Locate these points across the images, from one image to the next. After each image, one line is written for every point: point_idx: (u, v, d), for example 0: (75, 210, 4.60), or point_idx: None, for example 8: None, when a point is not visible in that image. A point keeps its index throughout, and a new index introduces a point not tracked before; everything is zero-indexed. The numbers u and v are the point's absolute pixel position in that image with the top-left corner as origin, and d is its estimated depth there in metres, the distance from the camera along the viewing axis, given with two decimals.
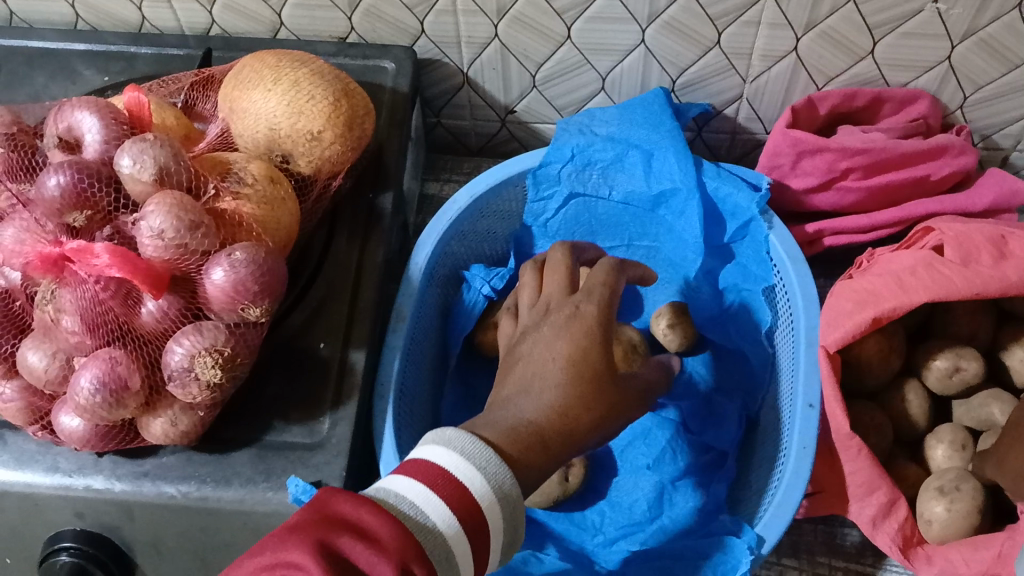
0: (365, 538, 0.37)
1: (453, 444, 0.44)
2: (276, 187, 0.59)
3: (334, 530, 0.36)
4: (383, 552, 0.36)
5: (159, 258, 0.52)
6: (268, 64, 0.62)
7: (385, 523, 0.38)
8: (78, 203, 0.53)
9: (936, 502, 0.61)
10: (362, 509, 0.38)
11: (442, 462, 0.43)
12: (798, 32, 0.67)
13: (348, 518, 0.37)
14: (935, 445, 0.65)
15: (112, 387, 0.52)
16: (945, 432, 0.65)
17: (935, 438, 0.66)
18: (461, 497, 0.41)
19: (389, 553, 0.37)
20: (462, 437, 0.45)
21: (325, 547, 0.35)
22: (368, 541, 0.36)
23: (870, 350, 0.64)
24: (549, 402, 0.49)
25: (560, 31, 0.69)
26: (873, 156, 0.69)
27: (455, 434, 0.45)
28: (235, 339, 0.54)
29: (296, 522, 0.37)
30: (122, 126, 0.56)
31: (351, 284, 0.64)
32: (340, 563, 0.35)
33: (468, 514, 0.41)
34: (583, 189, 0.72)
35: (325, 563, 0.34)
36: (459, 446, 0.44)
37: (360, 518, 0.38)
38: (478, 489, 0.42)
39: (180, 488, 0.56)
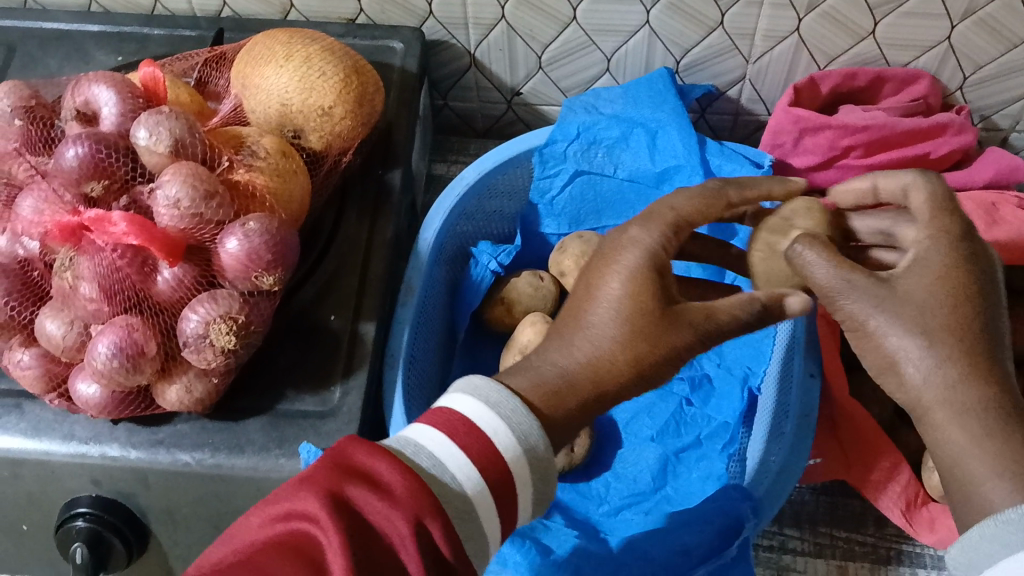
0: (382, 491, 0.35)
1: (479, 399, 0.41)
2: (287, 161, 0.60)
3: (348, 483, 0.35)
4: (398, 504, 0.35)
5: (175, 227, 0.54)
6: (279, 41, 0.63)
7: (403, 476, 0.36)
8: (96, 173, 0.54)
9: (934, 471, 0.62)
10: (376, 457, 0.36)
11: (468, 414, 0.40)
12: (799, 13, 0.68)
13: (362, 468, 0.36)
14: None
15: (129, 352, 0.53)
16: None
17: None
18: (483, 451, 0.39)
19: (402, 503, 0.35)
20: (496, 387, 0.41)
21: (338, 500, 0.34)
22: (383, 493, 0.35)
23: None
24: (597, 348, 0.44)
25: (566, 12, 0.70)
26: (874, 133, 0.71)
27: (484, 382, 0.42)
28: (248, 307, 0.55)
29: (310, 475, 0.36)
30: (138, 99, 0.58)
31: (360, 259, 0.65)
32: (353, 518, 0.33)
33: (493, 471, 0.39)
34: (589, 167, 0.73)
35: (334, 516, 0.33)
36: (489, 400, 0.41)
37: (375, 470, 0.36)
38: (505, 443, 0.40)
39: (194, 455, 0.57)
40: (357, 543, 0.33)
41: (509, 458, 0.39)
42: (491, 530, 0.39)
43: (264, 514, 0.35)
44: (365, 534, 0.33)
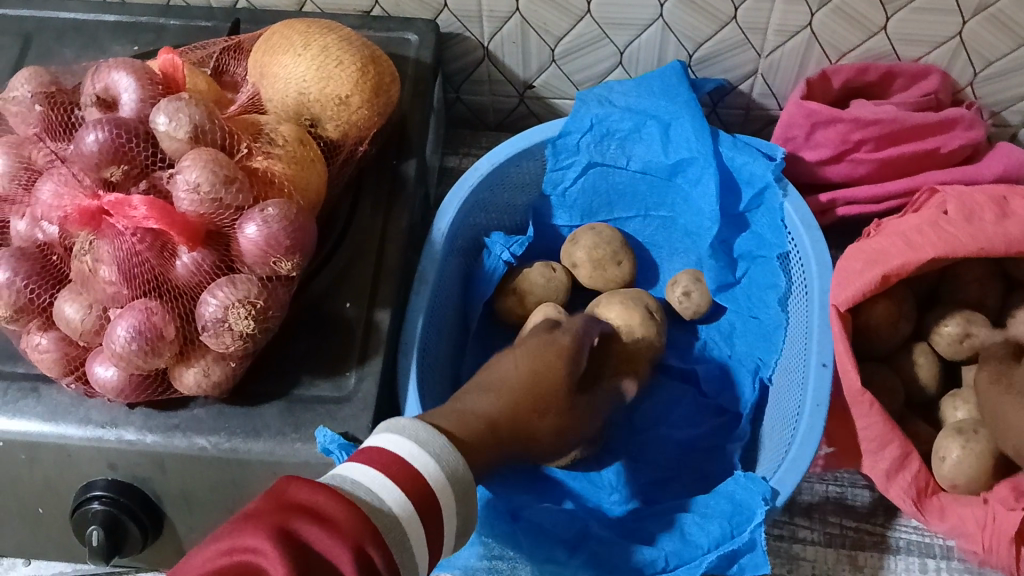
0: (324, 525, 0.36)
1: (407, 428, 0.46)
2: (306, 149, 0.60)
3: (293, 518, 0.35)
4: (339, 535, 0.36)
5: (195, 212, 0.54)
6: (298, 31, 0.63)
7: (345, 509, 0.37)
8: (116, 158, 0.55)
9: (944, 462, 0.63)
10: (316, 494, 0.37)
11: (398, 452, 0.44)
12: (812, 7, 0.68)
13: (302, 504, 0.37)
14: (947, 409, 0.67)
15: (147, 336, 0.53)
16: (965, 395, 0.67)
17: (955, 399, 0.67)
18: (413, 479, 0.42)
19: (345, 536, 0.36)
20: (419, 426, 0.46)
21: (285, 534, 0.34)
22: (327, 526, 0.36)
23: (880, 314, 0.66)
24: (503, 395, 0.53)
25: (580, 5, 0.71)
26: (886, 126, 0.71)
27: (406, 425, 0.46)
28: (267, 292, 0.56)
29: (251, 511, 0.36)
30: (157, 86, 0.58)
31: (376, 247, 0.65)
32: (304, 549, 0.34)
33: (420, 499, 0.42)
34: (601, 159, 0.74)
35: (286, 547, 0.34)
36: (411, 432, 0.45)
37: (316, 505, 0.37)
38: (430, 470, 0.44)
39: (211, 439, 0.57)
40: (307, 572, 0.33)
41: (435, 483, 0.43)
42: (421, 550, 0.41)
43: (204, 551, 0.34)
44: (315, 563, 0.34)
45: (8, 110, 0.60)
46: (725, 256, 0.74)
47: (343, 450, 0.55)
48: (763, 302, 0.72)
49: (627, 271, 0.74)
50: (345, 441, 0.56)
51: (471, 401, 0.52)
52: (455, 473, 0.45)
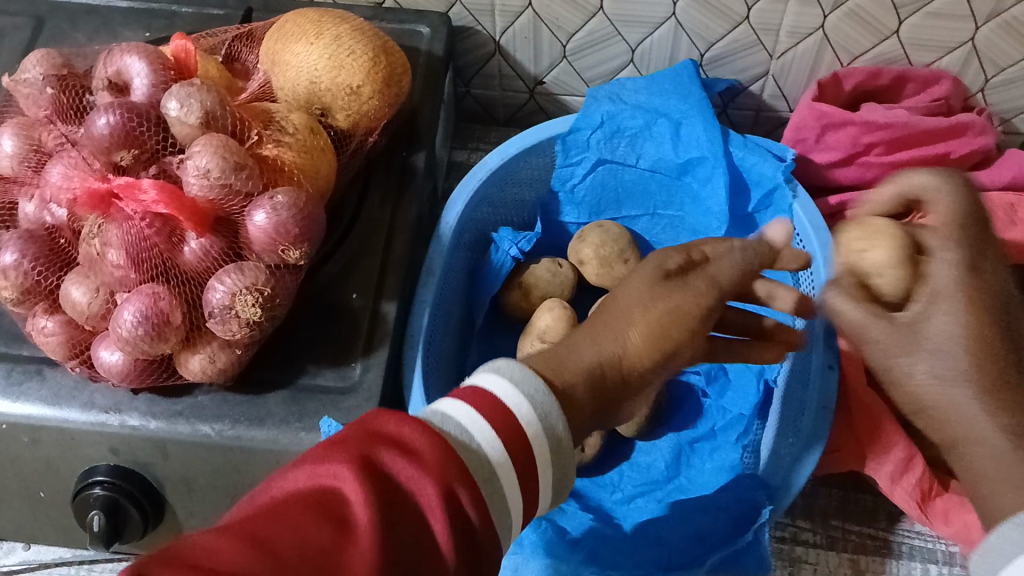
0: (407, 458, 0.35)
1: (505, 368, 0.43)
2: (316, 138, 0.60)
3: (373, 449, 0.35)
4: (424, 468, 0.35)
5: (204, 198, 0.54)
6: (311, 19, 0.63)
7: (427, 438, 0.37)
8: (126, 142, 0.55)
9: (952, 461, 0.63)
10: (404, 427, 0.37)
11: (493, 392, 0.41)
12: (825, 9, 0.68)
13: (390, 435, 0.36)
14: None
15: (153, 321, 0.53)
16: None
17: None
18: (505, 421, 0.40)
19: (432, 471, 0.35)
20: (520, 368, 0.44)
21: (365, 464, 0.34)
22: (411, 458, 0.35)
23: None
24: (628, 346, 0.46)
25: (593, 2, 0.71)
26: (897, 131, 0.71)
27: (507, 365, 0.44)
28: (275, 280, 0.56)
29: (337, 439, 0.36)
30: (169, 71, 0.58)
31: (383, 238, 0.65)
32: (383, 484, 0.34)
33: (515, 446, 0.39)
34: (611, 156, 0.74)
35: (366, 475, 0.33)
36: (517, 379, 0.42)
37: (404, 436, 0.36)
38: (528, 421, 0.41)
39: (215, 426, 0.57)
40: (385, 509, 0.33)
41: (531, 433, 0.40)
42: (513, 499, 0.39)
43: (287, 474, 0.34)
44: (393, 500, 0.34)
45: (18, 91, 0.59)
46: None
47: None
48: None
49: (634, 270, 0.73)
50: None
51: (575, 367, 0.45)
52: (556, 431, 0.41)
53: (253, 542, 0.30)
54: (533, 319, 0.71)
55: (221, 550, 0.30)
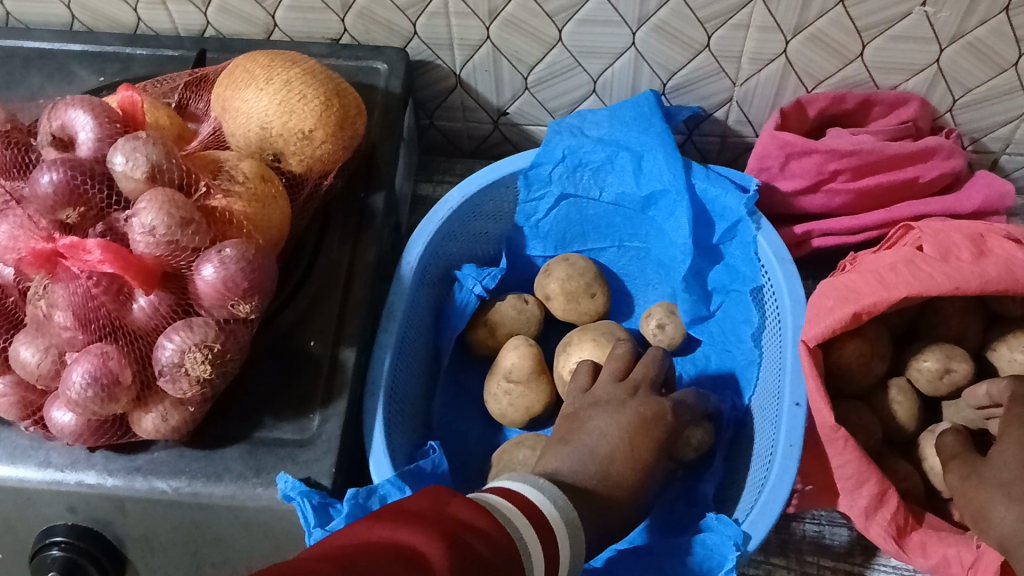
0: (479, 536, 0.39)
1: (535, 482, 0.49)
2: (267, 185, 0.59)
3: (456, 526, 0.39)
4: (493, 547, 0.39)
5: (151, 254, 0.53)
6: (260, 64, 0.62)
7: (492, 522, 0.41)
8: (72, 200, 0.53)
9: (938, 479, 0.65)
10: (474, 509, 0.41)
11: (527, 495, 0.47)
12: (787, 35, 0.67)
13: (459, 517, 0.40)
14: (928, 445, 0.67)
15: (103, 381, 0.52)
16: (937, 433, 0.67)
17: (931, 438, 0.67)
18: (538, 515, 0.45)
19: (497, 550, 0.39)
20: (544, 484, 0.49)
21: (452, 536, 0.38)
22: (483, 540, 0.39)
23: (851, 352, 0.65)
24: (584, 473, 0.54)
25: (552, 34, 0.70)
26: (862, 158, 0.70)
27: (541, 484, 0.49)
28: (225, 335, 0.55)
29: (415, 509, 0.39)
30: (116, 124, 0.57)
31: (342, 282, 0.64)
32: (462, 551, 0.37)
33: (541, 528, 0.44)
34: (574, 190, 0.73)
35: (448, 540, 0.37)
36: (541, 487, 0.48)
37: (472, 520, 0.40)
38: (551, 513, 0.46)
39: (171, 483, 0.56)
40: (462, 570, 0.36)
41: (555, 522, 0.46)
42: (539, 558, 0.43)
43: (371, 524, 0.38)
44: (469, 567, 0.37)
45: None
46: (699, 288, 0.73)
47: (305, 497, 0.54)
48: (735, 339, 0.71)
49: (599, 305, 0.72)
50: (307, 488, 0.54)
51: (576, 469, 0.54)
52: (572, 521, 0.47)
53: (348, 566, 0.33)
54: (500, 357, 0.69)
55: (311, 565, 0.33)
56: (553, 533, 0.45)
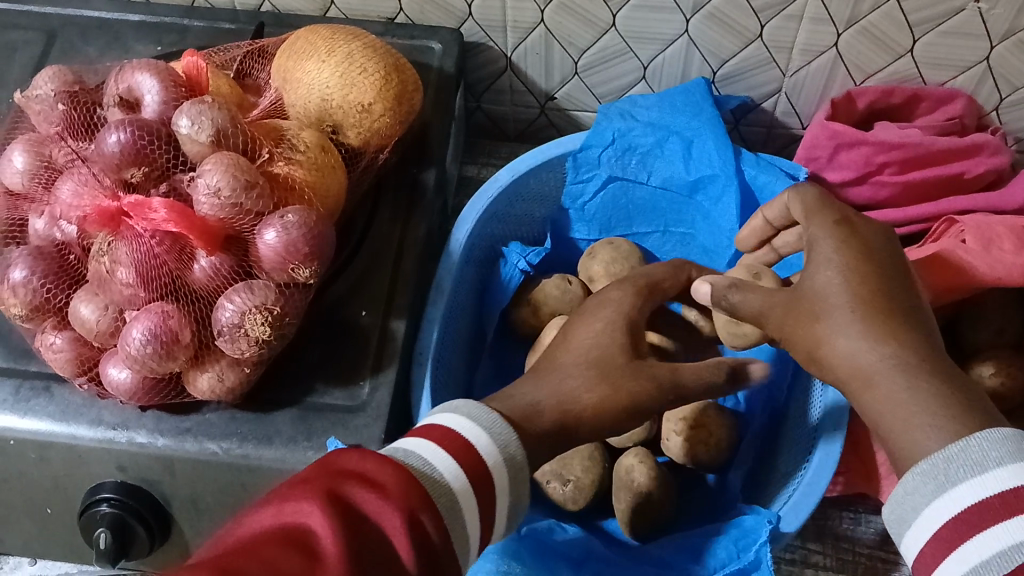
0: (368, 488, 0.37)
1: (461, 406, 0.47)
2: (327, 155, 0.60)
3: (339, 483, 0.37)
4: (388, 498, 0.37)
5: (214, 216, 0.54)
6: (322, 36, 0.63)
7: (391, 472, 0.39)
8: (136, 159, 0.54)
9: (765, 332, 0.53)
10: (366, 462, 0.39)
11: (455, 428, 0.45)
12: (839, 28, 0.68)
13: (354, 471, 0.38)
14: None
15: (163, 339, 0.53)
16: None
17: None
18: (469, 457, 0.43)
19: (395, 500, 0.37)
20: (475, 406, 0.47)
21: (332, 496, 0.36)
22: (371, 488, 0.37)
23: None
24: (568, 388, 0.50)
25: (605, 19, 0.71)
26: (910, 150, 0.71)
27: (468, 407, 0.47)
28: (284, 298, 0.55)
29: (302, 476, 0.38)
30: (180, 88, 0.58)
31: (393, 255, 0.65)
32: (352, 516, 0.35)
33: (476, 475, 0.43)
34: (621, 173, 0.74)
35: (332, 507, 0.35)
36: (469, 412, 0.46)
37: (367, 471, 0.38)
38: (490, 455, 0.44)
39: (222, 445, 0.56)
40: (354, 541, 0.34)
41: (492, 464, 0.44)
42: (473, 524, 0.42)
43: (253, 516, 0.35)
44: (361, 532, 0.35)
45: (30, 108, 0.60)
46: None
47: None
48: None
49: None
50: None
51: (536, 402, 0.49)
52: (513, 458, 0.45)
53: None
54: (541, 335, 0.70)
55: None
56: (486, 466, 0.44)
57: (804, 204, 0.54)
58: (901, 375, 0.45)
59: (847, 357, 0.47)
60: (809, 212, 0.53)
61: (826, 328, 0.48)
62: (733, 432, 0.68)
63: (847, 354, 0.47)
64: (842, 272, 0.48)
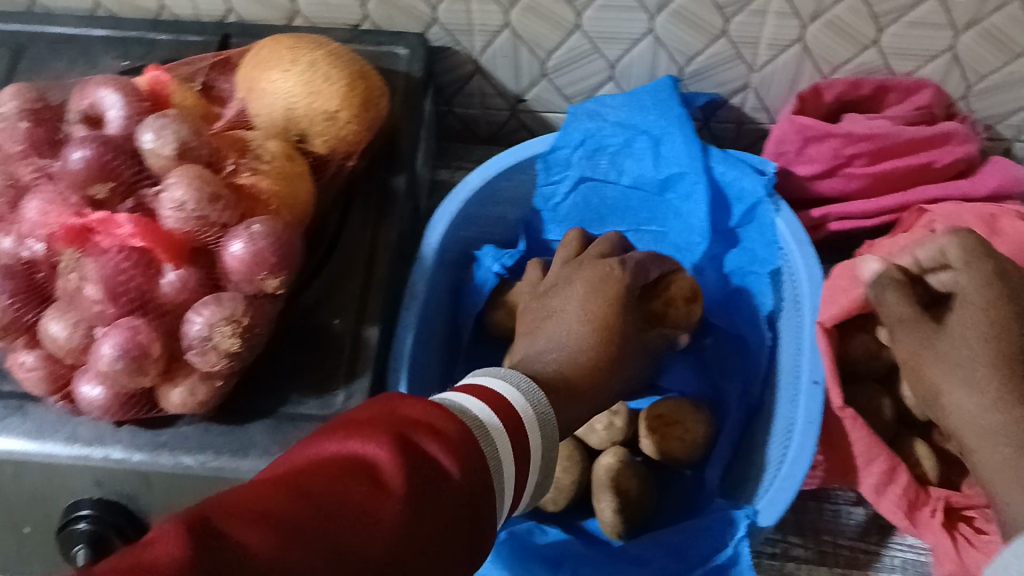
0: (431, 436, 0.39)
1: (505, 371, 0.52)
2: (292, 164, 0.60)
3: (409, 429, 0.39)
4: (449, 448, 0.39)
5: (179, 229, 0.54)
6: (286, 45, 0.63)
7: (450, 423, 0.41)
8: (102, 174, 0.54)
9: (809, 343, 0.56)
10: (424, 412, 0.41)
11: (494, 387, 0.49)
12: (803, 22, 0.68)
13: (415, 419, 0.40)
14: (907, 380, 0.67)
15: (133, 354, 0.52)
16: None
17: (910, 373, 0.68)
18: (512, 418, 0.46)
19: (455, 450, 0.40)
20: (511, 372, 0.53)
21: (398, 438, 0.38)
22: (434, 438, 0.39)
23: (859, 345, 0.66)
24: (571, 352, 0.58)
25: (571, 20, 0.71)
26: (880, 142, 0.71)
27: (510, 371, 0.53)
28: (253, 309, 0.55)
29: (365, 417, 0.40)
30: (144, 103, 0.58)
31: (365, 262, 0.65)
32: (416, 457, 0.38)
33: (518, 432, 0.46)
34: (592, 173, 0.74)
35: (397, 448, 0.37)
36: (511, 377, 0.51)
37: (427, 420, 0.40)
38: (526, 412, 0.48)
39: (198, 458, 0.56)
40: (417, 481, 0.37)
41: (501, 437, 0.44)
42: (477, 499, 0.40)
43: (319, 446, 0.37)
44: (425, 473, 0.37)
45: None
46: (716, 270, 0.76)
47: None
48: (750, 323, 0.73)
49: None
50: None
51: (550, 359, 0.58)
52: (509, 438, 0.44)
53: (302, 496, 0.33)
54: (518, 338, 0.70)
55: (269, 498, 0.33)
56: (525, 431, 0.47)
57: (961, 248, 0.56)
58: (1004, 407, 0.52)
59: (963, 407, 0.54)
60: (967, 261, 0.56)
61: (947, 383, 0.55)
62: (709, 429, 0.68)
63: (960, 407, 0.54)
64: (994, 327, 0.53)
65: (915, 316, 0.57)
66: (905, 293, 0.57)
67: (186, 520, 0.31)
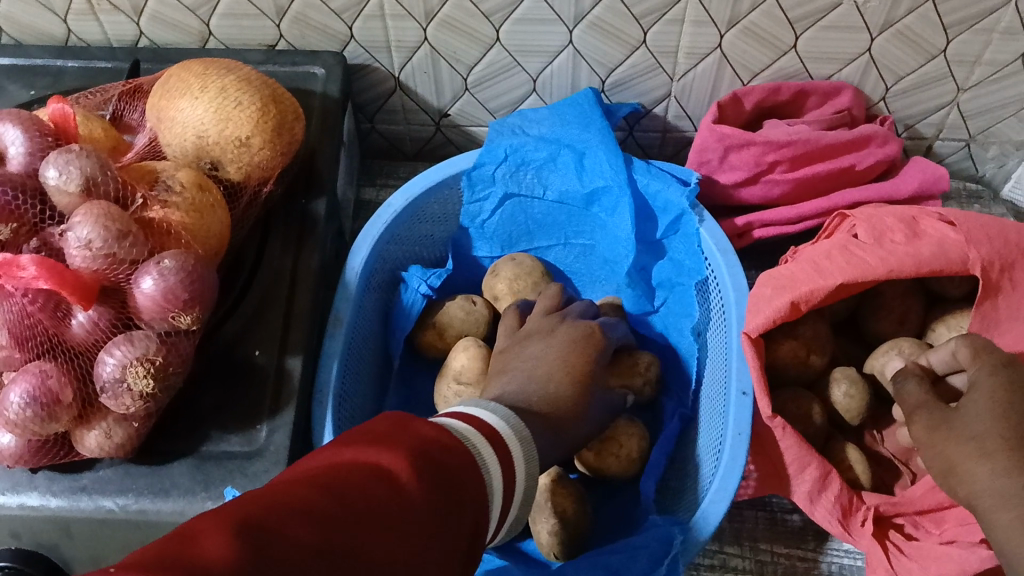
0: (443, 452, 0.40)
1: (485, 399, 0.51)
2: (205, 194, 0.58)
3: (429, 446, 0.39)
4: (459, 466, 0.40)
5: (88, 268, 0.52)
6: (195, 72, 0.61)
7: (455, 441, 0.41)
8: (4, 216, 0.52)
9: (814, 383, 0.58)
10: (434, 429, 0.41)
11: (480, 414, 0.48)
12: (721, 29, 0.68)
13: (427, 436, 0.40)
14: (837, 385, 0.68)
15: (43, 401, 0.51)
16: (847, 374, 0.68)
17: (840, 377, 0.68)
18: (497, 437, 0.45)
19: (461, 468, 0.40)
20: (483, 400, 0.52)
21: (419, 456, 0.38)
22: (446, 455, 0.40)
23: (787, 352, 0.66)
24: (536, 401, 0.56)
25: (489, 34, 0.70)
26: (799, 148, 0.71)
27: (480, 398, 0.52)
28: (166, 348, 0.54)
29: (379, 429, 0.40)
30: (47, 137, 0.56)
31: (285, 290, 0.63)
32: (434, 473, 0.38)
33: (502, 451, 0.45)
34: (517, 189, 0.74)
35: (417, 464, 0.37)
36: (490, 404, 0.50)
37: (438, 437, 0.41)
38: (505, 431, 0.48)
39: (118, 501, 0.55)
40: (436, 498, 0.37)
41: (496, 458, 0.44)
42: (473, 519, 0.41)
43: (339, 448, 0.38)
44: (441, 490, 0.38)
45: None
46: (644, 282, 0.75)
47: None
48: (680, 332, 0.73)
49: None
50: None
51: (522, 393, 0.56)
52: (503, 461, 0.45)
53: (332, 498, 0.34)
54: (449, 358, 0.69)
55: (300, 496, 0.33)
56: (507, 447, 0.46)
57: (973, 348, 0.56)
58: None
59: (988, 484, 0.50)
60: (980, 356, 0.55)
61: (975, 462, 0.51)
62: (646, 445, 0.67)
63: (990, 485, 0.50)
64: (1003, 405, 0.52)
65: (932, 401, 0.56)
66: (926, 385, 0.57)
67: (229, 518, 0.31)
